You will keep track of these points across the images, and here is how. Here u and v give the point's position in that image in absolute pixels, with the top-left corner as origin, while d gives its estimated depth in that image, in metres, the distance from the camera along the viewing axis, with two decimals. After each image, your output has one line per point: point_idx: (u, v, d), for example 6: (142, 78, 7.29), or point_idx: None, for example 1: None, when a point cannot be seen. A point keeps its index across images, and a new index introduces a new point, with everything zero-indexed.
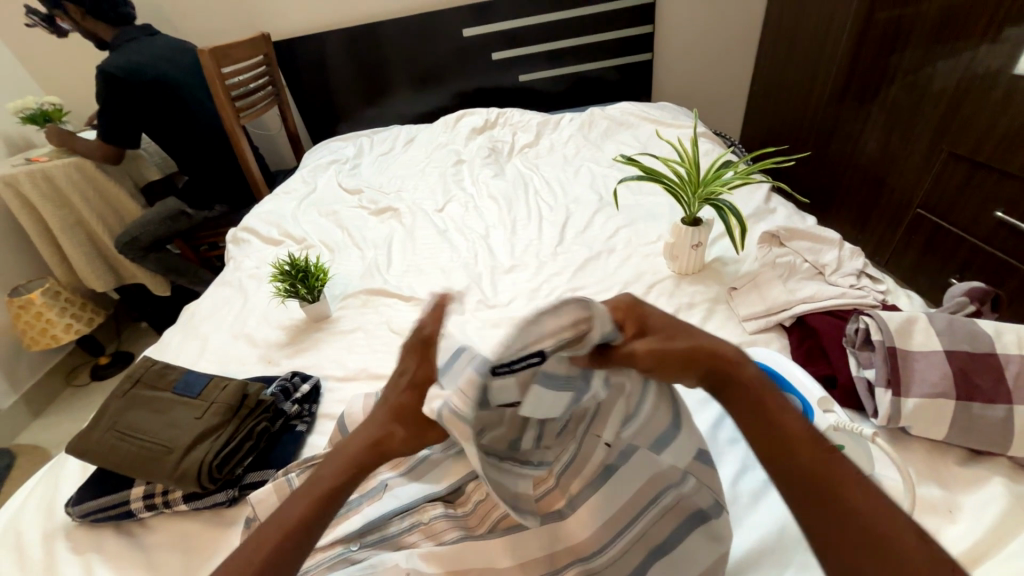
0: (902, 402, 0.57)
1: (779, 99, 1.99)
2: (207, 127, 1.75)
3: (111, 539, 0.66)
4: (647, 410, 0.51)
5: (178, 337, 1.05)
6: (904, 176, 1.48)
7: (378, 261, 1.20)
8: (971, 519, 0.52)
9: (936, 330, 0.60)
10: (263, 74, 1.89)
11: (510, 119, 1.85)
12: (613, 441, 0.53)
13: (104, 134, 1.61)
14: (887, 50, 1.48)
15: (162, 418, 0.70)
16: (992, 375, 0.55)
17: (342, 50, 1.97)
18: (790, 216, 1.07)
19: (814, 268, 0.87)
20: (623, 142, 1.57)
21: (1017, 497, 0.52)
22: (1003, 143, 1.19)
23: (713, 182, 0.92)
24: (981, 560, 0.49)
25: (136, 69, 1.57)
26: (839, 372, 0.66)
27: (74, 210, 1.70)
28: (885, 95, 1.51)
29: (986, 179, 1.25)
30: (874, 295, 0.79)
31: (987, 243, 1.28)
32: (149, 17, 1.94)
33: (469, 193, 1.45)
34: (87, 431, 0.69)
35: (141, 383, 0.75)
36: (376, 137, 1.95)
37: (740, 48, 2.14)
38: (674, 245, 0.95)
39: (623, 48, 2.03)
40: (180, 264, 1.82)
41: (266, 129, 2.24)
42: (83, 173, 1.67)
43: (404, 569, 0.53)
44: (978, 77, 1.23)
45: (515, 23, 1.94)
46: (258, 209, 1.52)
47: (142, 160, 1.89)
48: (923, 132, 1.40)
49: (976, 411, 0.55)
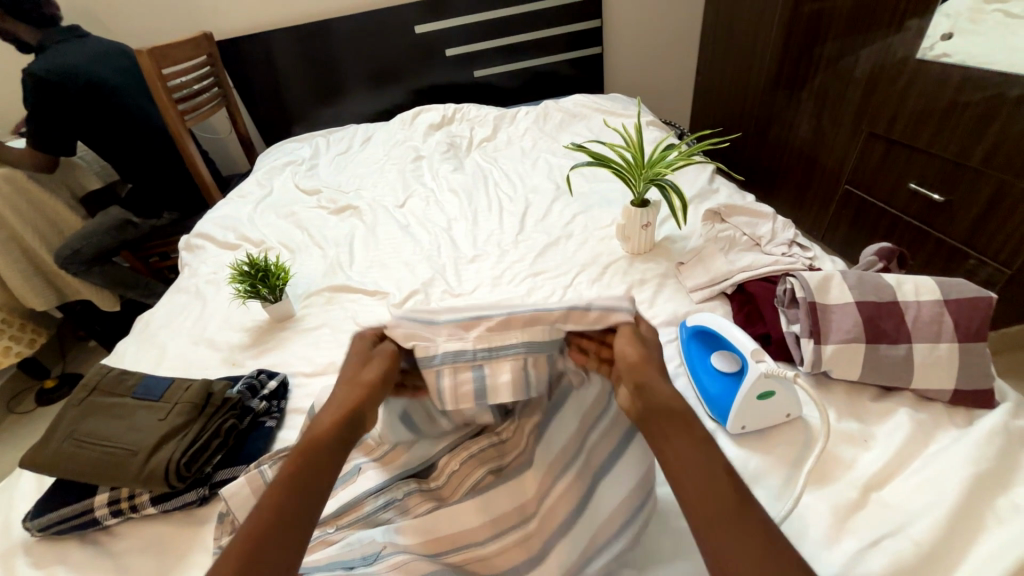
0: (823, 349, 0.64)
1: (722, 88, 2.10)
2: (150, 132, 1.67)
3: (76, 550, 0.65)
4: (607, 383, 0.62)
5: (133, 348, 1.02)
6: (834, 155, 1.61)
7: (340, 259, 1.20)
8: (882, 444, 0.59)
9: (849, 284, 0.68)
10: (208, 75, 1.82)
11: (467, 114, 1.87)
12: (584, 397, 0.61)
13: (34, 143, 1.52)
14: (812, 39, 1.60)
15: (123, 423, 0.69)
16: (894, 319, 0.64)
17: (290, 48, 1.93)
18: (731, 195, 1.16)
19: (751, 241, 0.95)
20: (577, 133, 1.63)
21: (918, 422, 0.60)
22: (912, 120, 1.32)
23: (657, 165, 0.98)
24: (890, 478, 0.56)
25: (66, 72, 1.49)
26: (772, 329, 0.74)
27: (5, 225, 1.59)
28: (814, 81, 1.63)
29: (901, 154, 1.38)
30: (802, 260, 0.87)
31: (905, 212, 1.41)
32: (76, 17, 1.83)
33: (429, 188, 1.46)
34: (41, 442, 0.67)
35: (97, 390, 0.74)
36: (331, 136, 1.92)
37: (683, 40, 2.24)
38: (625, 226, 1.01)
39: (574, 42, 2.09)
40: (129, 276, 1.74)
41: (214, 132, 2.16)
42: (13, 185, 1.57)
43: (381, 543, 0.56)
44: (890, 63, 1.36)
45: (466, 19, 1.96)
46: (211, 213, 1.48)
47: (79, 168, 1.78)
48: (847, 113, 1.53)
49: (883, 351, 0.63)
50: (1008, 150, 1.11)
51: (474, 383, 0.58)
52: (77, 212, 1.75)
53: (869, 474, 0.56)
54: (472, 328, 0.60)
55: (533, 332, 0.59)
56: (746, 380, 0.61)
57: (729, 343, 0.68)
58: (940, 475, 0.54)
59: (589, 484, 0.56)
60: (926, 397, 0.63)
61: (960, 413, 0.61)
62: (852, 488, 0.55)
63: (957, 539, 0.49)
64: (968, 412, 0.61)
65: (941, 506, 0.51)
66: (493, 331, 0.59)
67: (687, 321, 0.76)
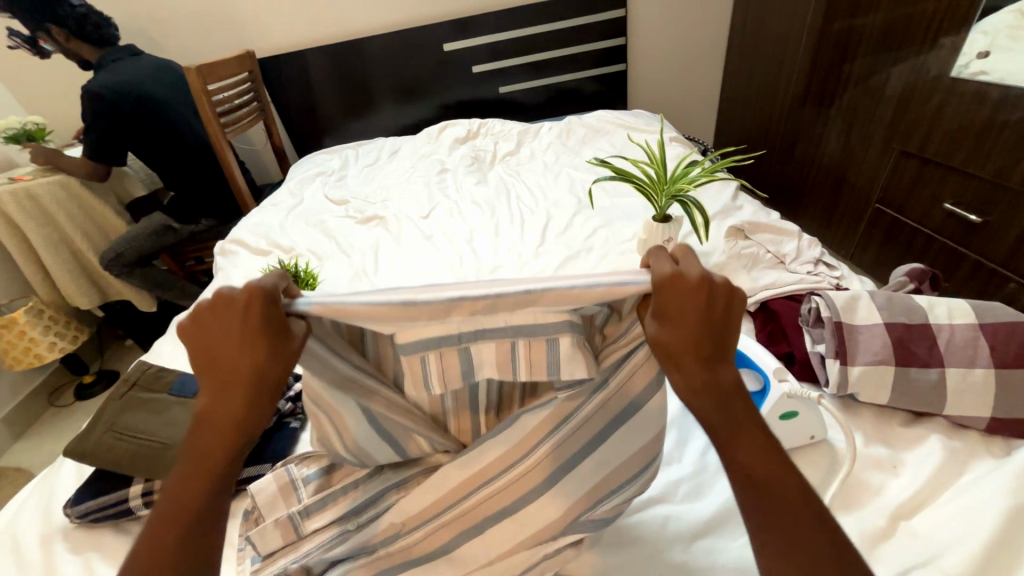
0: (849, 370, 0.63)
1: (747, 104, 2.09)
2: (192, 143, 1.77)
3: (110, 537, 0.68)
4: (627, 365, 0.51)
5: (168, 346, 1.07)
6: (863, 173, 1.58)
7: (366, 266, 1.24)
8: (912, 471, 0.57)
9: (877, 305, 0.66)
10: (248, 91, 1.92)
11: (492, 129, 1.92)
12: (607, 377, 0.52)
13: (89, 152, 1.63)
14: (841, 58, 1.59)
15: (159, 418, 0.72)
16: (926, 342, 0.62)
17: (326, 66, 2.03)
18: (755, 212, 1.15)
19: (776, 258, 0.94)
20: (599, 148, 1.65)
21: (951, 450, 0.58)
22: (947, 139, 1.29)
23: (680, 181, 0.99)
24: (921, 506, 0.54)
25: (121, 88, 1.60)
26: (796, 348, 0.72)
27: (59, 229, 1.71)
28: (842, 99, 1.61)
29: (935, 172, 1.34)
30: (829, 280, 0.86)
31: (939, 232, 1.37)
32: (133, 36, 1.97)
33: (453, 200, 1.50)
34: (83, 434, 0.71)
35: (136, 386, 0.78)
36: (360, 149, 1.99)
37: (709, 57, 2.25)
38: (646, 240, 1.01)
39: (598, 59, 2.12)
40: (166, 279, 1.83)
41: (250, 144, 2.27)
42: (67, 190, 1.68)
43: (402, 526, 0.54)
44: (922, 81, 1.34)
45: (494, 38, 2.03)
46: (247, 221, 1.55)
47: (127, 176, 1.90)
48: (878, 131, 1.50)
49: (913, 375, 0.61)
50: None
51: (458, 366, 0.47)
52: (123, 217, 1.86)
53: (898, 502, 0.54)
54: (454, 309, 0.44)
55: (524, 315, 0.45)
56: (769, 400, 0.61)
57: (751, 361, 0.67)
58: (975, 507, 0.51)
59: (610, 496, 0.53)
60: (960, 425, 0.61)
61: (997, 443, 0.59)
62: (880, 516, 0.53)
63: (993, 573, 0.47)
64: (1004, 442, 0.59)
65: (976, 538, 0.48)
66: (478, 313, 0.44)
67: None
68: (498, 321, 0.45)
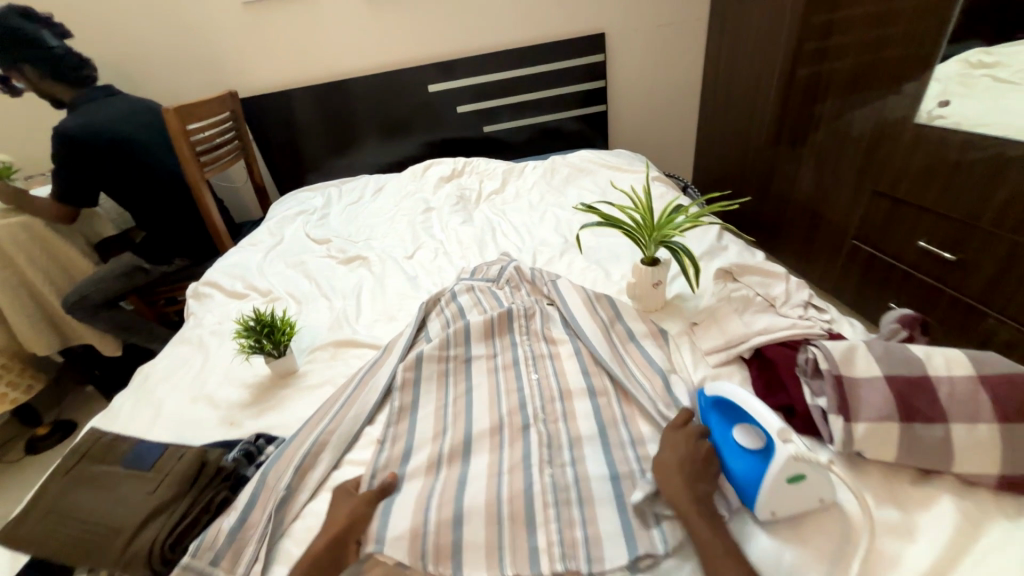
0: (854, 427, 0.61)
1: (722, 143, 2.17)
2: (166, 183, 1.72)
3: None
4: (599, 392, 0.84)
5: (129, 405, 1.01)
6: (837, 209, 1.63)
7: (347, 311, 1.21)
8: (929, 537, 0.55)
9: (874, 356, 0.65)
10: (230, 130, 1.90)
11: (477, 168, 1.91)
12: (593, 381, 0.86)
13: (59, 193, 1.59)
14: (811, 100, 1.67)
15: (108, 496, 0.65)
16: (927, 396, 0.60)
17: (310, 105, 2.03)
18: (740, 252, 1.16)
19: (766, 301, 0.92)
20: (583, 187, 1.67)
21: (964, 512, 0.56)
22: (918, 180, 1.34)
23: (667, 226, 0.98)
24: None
25: (93, 129, 1.56)
26: (796, 401, 0.70)
27: (18, 270, 1.65)
28: (814, 138, 1.68)
29: (908, 212, 1.39)
30: (821, 324, 0.84)
31: (915, 268, 1.40)
32: (109, 75, 1.94)
33: (439, 240, 1.49)
34: (22, 516, 0.64)
35: (87, 457, 0.70)
36: (344, 187, 1.97)
37: (686, 100, 2.34)
38: (636, 284, 1.01)
39: (581, 102, 2.20)
40: (134, 321, 1.77)
41: (230, 181, 2.22)
42: (31, 232, 1.63)
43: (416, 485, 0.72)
44: (889, 124, 1.41)
45: (477, 79, 2.07)
46: (223, 261, 1.53)
47: (98, 217, 1.85)
48: (847, 172, 1.57)
49: (919, 432, 0.59)
50: (1018, 211, 1.11)
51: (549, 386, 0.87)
52: (90, 258, 1.80)
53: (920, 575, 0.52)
54: (538, 368, 0.91)
55: (581, 364, 0.89)
56: (774, 463, 0.58)
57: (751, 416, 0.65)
58: None
59: (566, 441, 0.77)
60: (970, 482, 0.59)
61: (1008, 501, 0.57)
62: None
63: None
64: (1017, 499, 0.57)
65: None
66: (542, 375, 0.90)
67: (705, 390, 0.75)
68: (561, 380, 0.87)
